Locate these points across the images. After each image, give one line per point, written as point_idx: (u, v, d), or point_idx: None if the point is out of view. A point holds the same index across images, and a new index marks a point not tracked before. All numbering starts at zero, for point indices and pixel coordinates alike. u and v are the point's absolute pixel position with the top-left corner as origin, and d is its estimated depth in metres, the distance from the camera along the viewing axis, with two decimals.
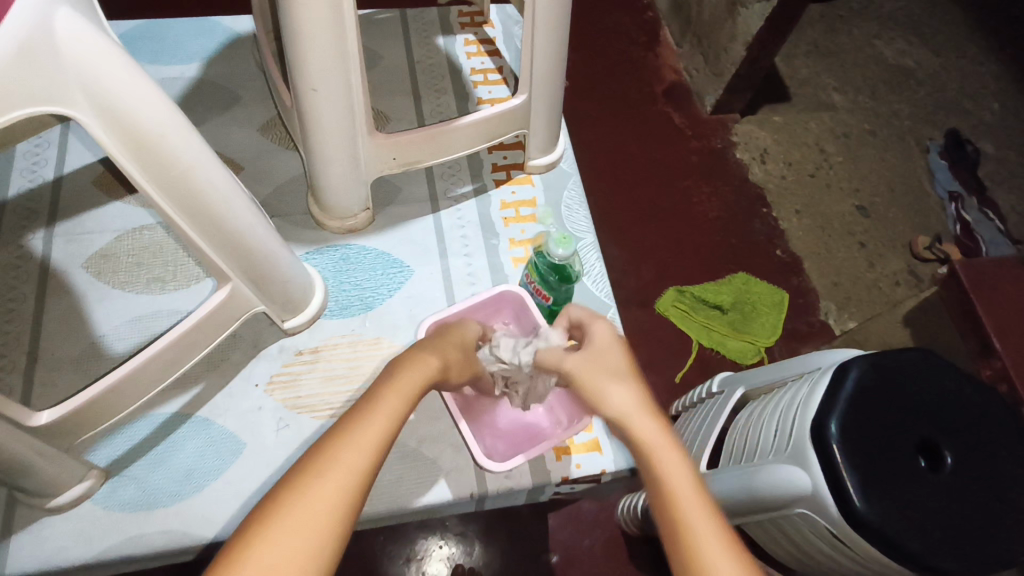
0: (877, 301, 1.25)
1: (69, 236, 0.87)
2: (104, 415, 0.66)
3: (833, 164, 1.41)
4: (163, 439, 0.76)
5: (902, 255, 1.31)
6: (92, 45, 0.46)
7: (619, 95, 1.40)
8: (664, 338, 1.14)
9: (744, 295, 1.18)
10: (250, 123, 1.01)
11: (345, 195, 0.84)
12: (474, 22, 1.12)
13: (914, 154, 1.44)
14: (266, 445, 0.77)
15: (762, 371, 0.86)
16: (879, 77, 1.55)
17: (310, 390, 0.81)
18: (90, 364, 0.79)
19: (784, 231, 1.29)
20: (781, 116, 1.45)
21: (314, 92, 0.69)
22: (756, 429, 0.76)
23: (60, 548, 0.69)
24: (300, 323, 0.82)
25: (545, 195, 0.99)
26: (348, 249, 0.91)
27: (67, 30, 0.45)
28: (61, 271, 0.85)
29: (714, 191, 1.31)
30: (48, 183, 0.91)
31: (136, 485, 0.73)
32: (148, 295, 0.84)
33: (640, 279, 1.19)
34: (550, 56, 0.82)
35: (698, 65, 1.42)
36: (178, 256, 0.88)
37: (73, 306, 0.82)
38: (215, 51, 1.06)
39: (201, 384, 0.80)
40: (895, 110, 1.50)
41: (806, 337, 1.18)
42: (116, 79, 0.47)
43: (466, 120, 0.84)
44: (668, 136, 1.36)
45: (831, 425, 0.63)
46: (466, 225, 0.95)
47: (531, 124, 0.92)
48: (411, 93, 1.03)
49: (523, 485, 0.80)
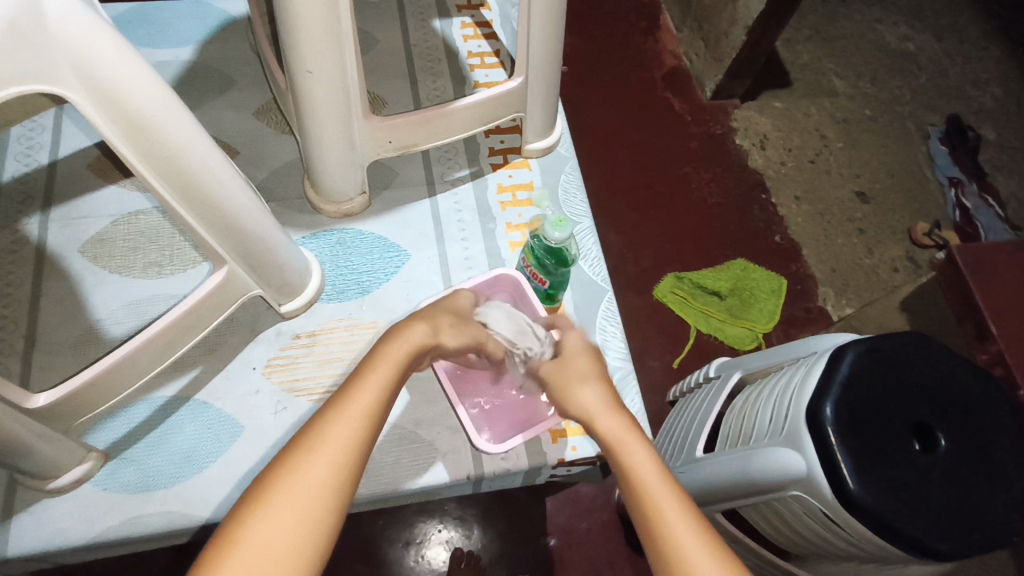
0: (876, 288, 1.25)
1: (66, 221, 0.87)
2: (102, 397, 0.66)
3: (833, 150, 1.40)
4: (162, 422, 0.76)
5: (902, 241, 1.31)
6: (83, 22, 0.45)
7: (618, 80, 1.39)
8: (662, 324, 1.14)
9: (742, 281, 1.18)
10: (246, 107, 1.00)
11: (341, 179, 0.84)
12: (471, 5, 1.11)
13: (914, 141, 1.44)
14: (264, 428, 0.77)
15: (760, 355, 0.87)
16: (880, 62, 1.54)
17: (308, 372, 0.81)
18: (88, 348, 0.79)
19: (783, 217, 1.29)
20: (781, 101, 1.44)
21: (308, 74, 0.68)
22: (753, 413, 0.76)
23: (61, 530, 0.70)
24: (297, 307, 0.82)
25: (542, 178, 0.99)
26: (343, 234, 0.91)
27: (57, 8, 0.44)
28: (57, 255, 0.85)
29: (713, 176, 1.31)
30: (43, 167, 0.90)
31: (134, 467, 0.73)
32: (145, 280, 0.84)
33: (639, 265, 1.19)
34: (548, 39, 0.81)
35: (698, 50, 1.41)
36: (175, 240, 0.87)
37: (69, 291, 0.82)
38: (210, 34, 1.06)
39: (198, 367, 0.80)
40: (896, 95, 1.49)
41: (804, 323, 1.18)
42: (103, 55, 0.46)
43: (461, 103, 0.84)
44: (668, 121, 1.36)
45: (826, 408, 0.63)
46: (463, 210, 0.95)
47: (527, 107, 0.91)
48: (407, 77, 1.03)
49: (519, 468, 0.81)
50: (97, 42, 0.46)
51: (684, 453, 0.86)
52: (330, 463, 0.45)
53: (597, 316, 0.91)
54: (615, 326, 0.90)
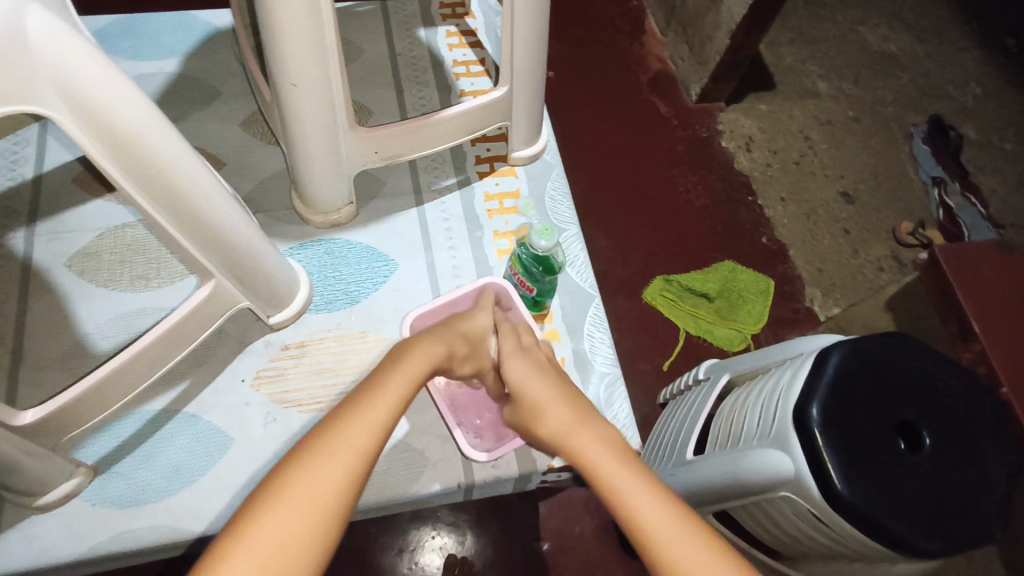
0: (863, 286, 1.26)
1: (51, 235, 0.87)
2: (88, 413, 0.66)
3: (818, 152, 1.42)
4: (150, 436, 0.76)
5: (886, 241, 1.33)
6: (66, 41, 0.46)
7: (604, 84, 1.40)
8: (652, 327, 1.15)
9: (730, 283, 1.19)
10: (231, 119, 1.00)
11: (329, 190, 0.85)
12: (455, 13, 1.11)
13: (897, 141, 1.46)
14: (253, 439, 0.77)
15: (747, 358, 0.87)
16: (862, 64, 1.56)
17: (297, 383, 0.81)
18: (75, 362, 0.79)
19: (770, 219, 1.31)
20: (766, 105, 1.45)
21: (293, 87, 0.69)
22: (741, 415, 0.77)
23: (49, 546, 0.69)
24: (285, 318, 0.82)
25: (529, 186, 1.00)
26: (332, 244, 0.91)
27: (39, 29, 0.45)
28: (42, 269, 0.84)
29: (701, 179, 1.32)
30: (27, 181, 0.90)
31: (124, 482, 0.73)
32: (132, 293, 0.84)
33: (628, 268, 1.20)
34: (531, 47, 0.82)
35: (683, 54, 1.42)
36: (162, 253, 0.87)
37: (56, 305, 0.82)
38: (195, 46, 1.06)
39: (187, 379, 0.80)
40: (879, 97, 1.51)
41: (792, 323, 1.19)
42: (88, 72, 0.47)
43: (447, 113, 0.84)
44: (654, 125, 1.37)
45: (813, 410, 0.64)
46: (450, 218, 0.95)
47: (512, 116, 0.92)
48: (392, 86, 1.03)
49: (509, 474, 0.81)
50: (81, 60, 0.46)
51: (674, 456, 0.87)
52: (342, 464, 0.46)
53: (585, 323, 0.91)
54: (603, 332, 0.91)
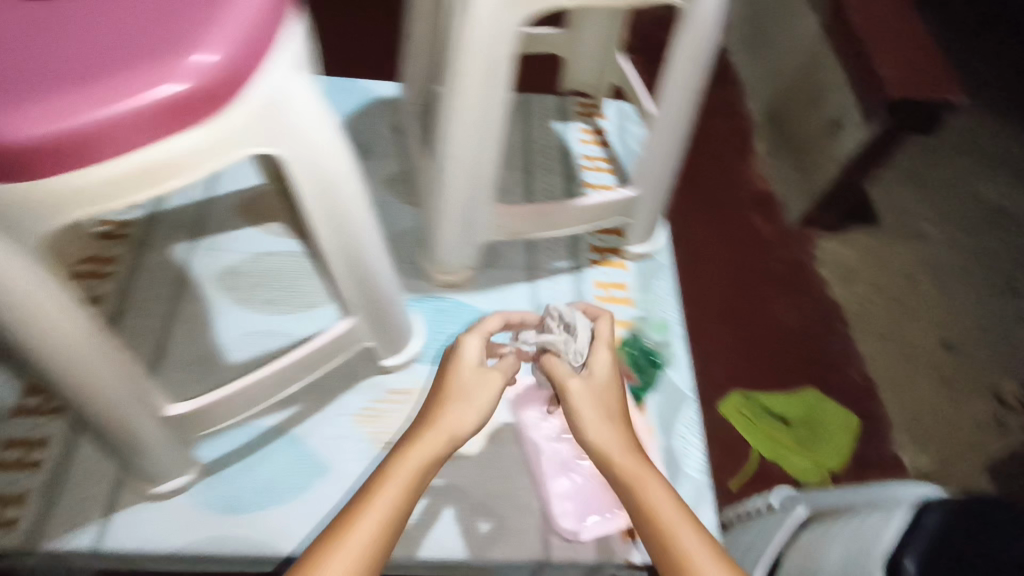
0: (958, 444, 1.20)
1: (208, 250, 0.96)
2: (220, 418, 0.71)
3: (922, 295, 1.39)
4: (257, 450, 0.81)
5: (988, 400, 1.26)
6: (313, 110, 0.54)
7: (710, 196, 1.43)
8: (728, 443, 1.13)
9: (814, 414, 1.15)
10: (374, 175, 1.10)
11: (456, 254, 0.91)
12: (589, 112, 1.20)
13: (1007, 299, 1.41)
14: (346, 472, 0.80)
15: (832, 494, 0.85)
16: (974, 215, 1.54)
17: (398, 425, 0.84)
18: (206, 370, 0.86)
19: (864, 354, 1.27)
20: (869, 240, 1.45)
21: (451, 160, 0.77)
22: (820, 554, 0.73)
23: (148, 535, 0.73)
24: (396, 363, 0.87)
25: (636, 281, 1.02)
26: (442, 302, 0.96)
27: (301, 99, 0.53)
28: (194, 281, 0.93)
29: (795, 302, 1.31)
30: (196, 201, 1.01)
31: (225, 488, 0.77)
32: (263, 315, 0.92)
33: (710, 378, 1.20)
34: (663, 154, 0.87)
35: (789, 178, 1.48)
36: (297, 283, 0.95)
37: (199, 314, 0.90)
38: (355, 108, 1.18)
39: (300, 403, 0.85)
40: (989, 251, 1.48)
41: (876, 467, 1.14)
42: (321, 136, 0.55)
43: (576, 202, 0.90)
44: (761, 242, 1.39)
45: (907, 561, 0.59)
46: (560, 297, 0.99)
47: (635, 214, 0.96)
48: (523, 169, 1.11)
49: (586, 560, 0.80)
50: (318, 126, 0.55)
51: None
52: (392, 504, 0.56)
53: (676, 422, 0.89)
54: (695, 436, 0.88)
